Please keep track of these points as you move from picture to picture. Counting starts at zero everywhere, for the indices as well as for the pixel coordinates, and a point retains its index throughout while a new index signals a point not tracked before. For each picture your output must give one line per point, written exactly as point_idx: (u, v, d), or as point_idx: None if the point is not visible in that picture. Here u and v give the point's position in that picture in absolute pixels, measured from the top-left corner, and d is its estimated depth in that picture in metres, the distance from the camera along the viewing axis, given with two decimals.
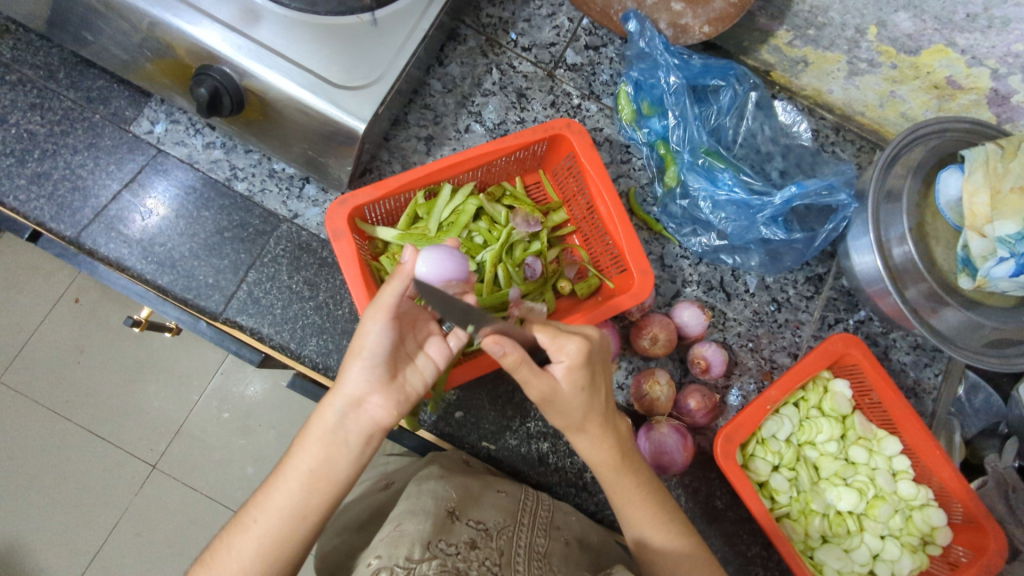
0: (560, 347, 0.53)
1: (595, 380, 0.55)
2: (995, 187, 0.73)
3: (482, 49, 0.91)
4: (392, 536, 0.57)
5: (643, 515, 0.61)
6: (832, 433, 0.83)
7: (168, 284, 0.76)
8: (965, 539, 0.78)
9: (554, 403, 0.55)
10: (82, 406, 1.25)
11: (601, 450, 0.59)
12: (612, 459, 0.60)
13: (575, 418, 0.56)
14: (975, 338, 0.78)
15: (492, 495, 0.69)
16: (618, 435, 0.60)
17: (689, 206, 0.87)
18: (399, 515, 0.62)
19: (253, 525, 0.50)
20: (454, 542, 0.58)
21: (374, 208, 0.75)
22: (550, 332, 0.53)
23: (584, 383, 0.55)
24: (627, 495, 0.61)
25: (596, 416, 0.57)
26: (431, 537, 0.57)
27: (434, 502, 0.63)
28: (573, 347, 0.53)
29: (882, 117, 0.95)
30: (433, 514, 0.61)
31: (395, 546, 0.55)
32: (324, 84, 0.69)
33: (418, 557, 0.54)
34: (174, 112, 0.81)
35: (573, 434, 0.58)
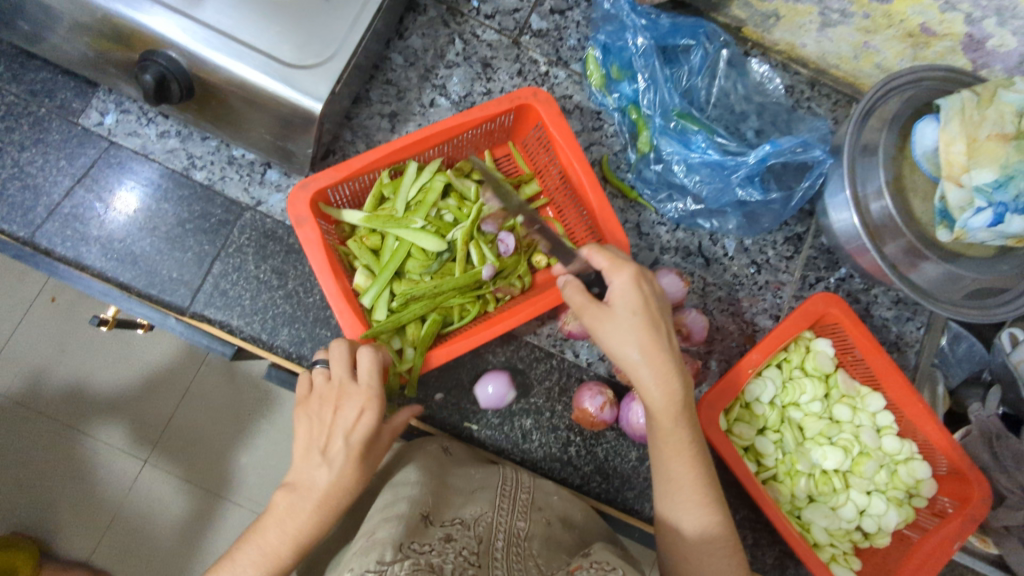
0: (617, 269, 0.62)
1: (654, 310, 0.60)
2: (972, 135, 0.71)
3: (443, 18, 0.87)
4: (364, 546, 0.55)
5: (687, 475, 0.59)
6: (816, 394, 0.83)
7: (130, 280, 0.73)
8: (949, 489, 0.79)
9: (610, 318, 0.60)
10: (68, 406, 1.23)
11: (666, 390, 0.58)
12: (673, 408, 0.59)
13: (635, 345, 0.59)
14: (956, 290, 0.77)
15: (469, 492, 0.68)
16: (687, 391, 0.60)
17: (663, 171, 0.86)
18: (373, 526, 0.60)
19: None
20: (427, 542, 0.56)
21: (337, 190, 0.72)
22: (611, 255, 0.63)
23: (641, 304, 0.60)
24: (676, 447, 0.60)
25: (651, 348, 0.59)
26: (404, 538, 0.55)
27: (408, 506, 0.61)
28: (624, 272, 0.62)
29: (857, 70, 0.92)
30: (405, 517, 0.59)
31: (365, 554, 0.53)
32: (278, 65, 0.66)
33: (390, 558, 0.51)
34: (124, 102, 0.78)
35: (634, 371, 0.59)
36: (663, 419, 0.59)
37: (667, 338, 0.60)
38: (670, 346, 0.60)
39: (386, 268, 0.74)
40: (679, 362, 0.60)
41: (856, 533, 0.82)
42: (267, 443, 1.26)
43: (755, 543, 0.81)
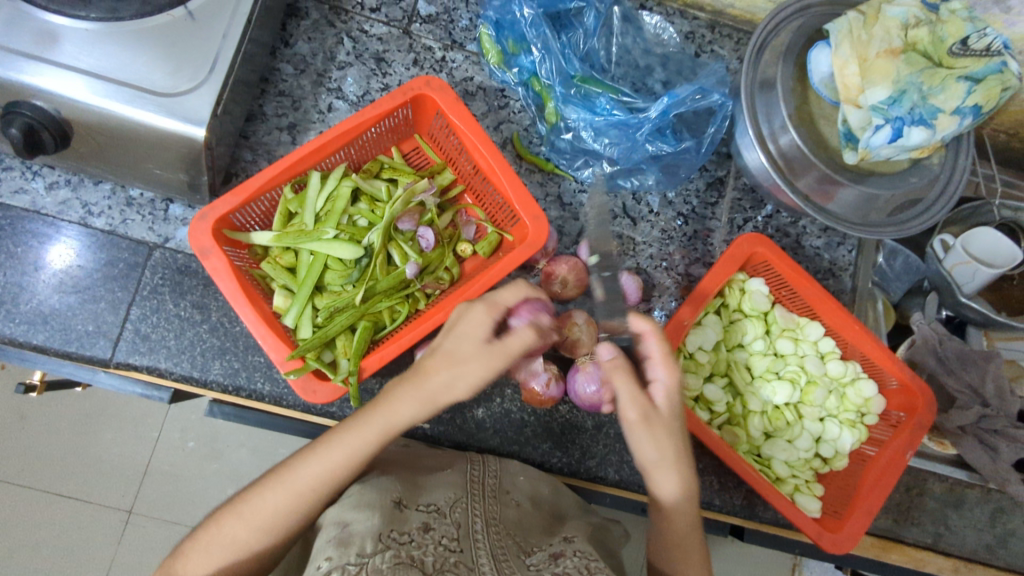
0: (667, 365, 0.63)
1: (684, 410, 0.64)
2: (862, 55, 0.71)
3: (327, 19, 0.85)
4: (341, 537, 0.56)
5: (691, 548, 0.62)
6: (758, 332, 0.84)
7: (44, 341, 0.71)
8: (899, 403, 0.81)
9: (658, 418, 0.62)
10: (32, 473, 1.20)
11: (676, 476, 0.61)
12: (681, 486, 0.62)
13: (660, 441, 0.61)
14: (872, 210, 0.78)
15: (437, 475, 0.69)
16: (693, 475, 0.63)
17: (574, 139, 0.85)
18: (344, 513, 0.60)
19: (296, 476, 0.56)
20: (407, 530, 0.58)
21: (242, 214, 0.71)
22: (664, 333, 0.64)
23: (674, 405, 0.63)
24: (682, 527, 0.62)
25: (676, 449, 0.62)
26: (383, 529, 0.56)
27: (379, 494, 0.61)
28: (669, 368, 0.63)
29: (752, 6, 0.92)
30: (379, 506, 0.60)
31: (345, 546, 0.54)
32: (146, 95, 0.63)
33: (372, 550, 0.53)
34: (3, 158, 0.74)
35: (653, 461, 0.61)
36: (664, 496, 0.61)
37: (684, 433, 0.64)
38: (684, 445, 0.63)
39: (304, 284, 0.73)
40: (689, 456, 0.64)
41: (816, 460, 0.83)
42: (249, 471, 1.25)
43: (722, 486, 0.83)
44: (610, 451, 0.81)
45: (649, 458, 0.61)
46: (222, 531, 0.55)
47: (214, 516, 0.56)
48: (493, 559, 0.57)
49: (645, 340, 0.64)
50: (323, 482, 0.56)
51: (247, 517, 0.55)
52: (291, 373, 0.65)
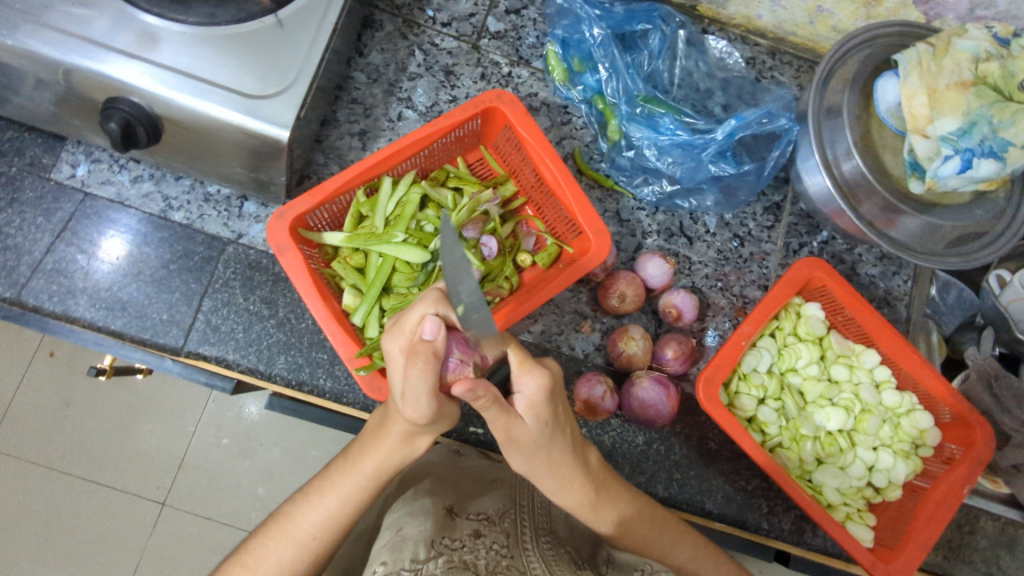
0: (530, 371, 0.53)
1: (559, 415, 0.56)
2: (932, 86, 0.72)
3: (400, 32, 0.88)
4: (395, 542, 0.57)
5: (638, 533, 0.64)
6: (812, 357, 0.84)
7: (121, 327, 0.74)
8: (954, 436, 0.80)
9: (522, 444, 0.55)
10: (78, 459, 1.23)
11: (573, 493, 0.60)
12: (585, 498, 0.60)
13: (547, 457, 0.57)
14: (935, 239, 0.78)
15: (485, 490, 0.71)
16: (587, 470, 0.60)
17: (636, 156, 0.87)
18: (396, 521, 0.62)
19: (294, 527, 0.58)
20: (458, 537, 0.59)
21: (316, 214, 0.73)
22: (522, 356, 0.53)
23: (549, 414, 0.55)
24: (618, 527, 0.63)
25: (561, 454, 0.57)
26: (434, 535, 0.58)
27: (432, 503, 0.64)
28: (535, 381, 0.53)
29: (815, 34, 0.93)
30: (432, 513, 0.62)
31: (399, 550, 0.55)
32: (238, 97, 0.66)
33: (424, 556, 0.54)
34: (93, 151, 0.78)
35: (541, 477, 0.59)
36: (588, 513, 0.61)
37: (568, 434, 0.58)
38: (570, 440, 0.58)
39: (373, 285, 0.75)
40: (576, 446, 0.59)
41: (867, 489, 0.83)
42: (281, 471, 1.26)
43: (770, 510, 0.82)
44: (660, 467, 0.81)
45: (562, 493, 0.60)
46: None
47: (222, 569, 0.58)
48: (543, 562, 0.58)
49: (528, 373, 0.53)
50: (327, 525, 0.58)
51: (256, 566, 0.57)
52: (361, 369, 0.67)
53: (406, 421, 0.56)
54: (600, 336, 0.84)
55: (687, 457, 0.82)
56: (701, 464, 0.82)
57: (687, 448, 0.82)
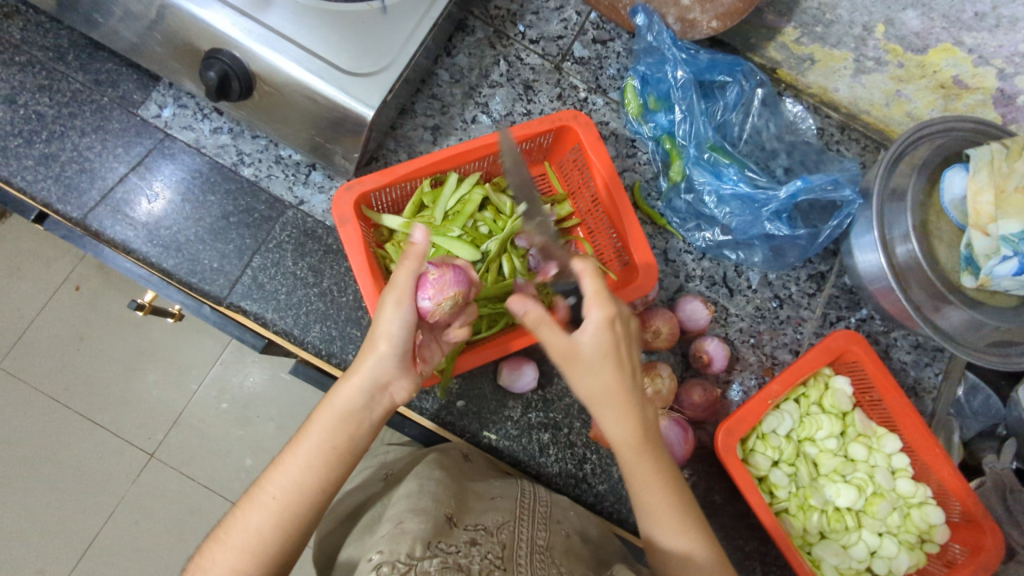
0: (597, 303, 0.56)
1: (624, 350, 0.57)
2: (1000, 186, 0.73)
3: (490, 40, 0.91)
4: (393, 533, 0.57)
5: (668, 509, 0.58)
6: (833, 430, 0.83)
7: (172, 267, 0.76)
8: (962, 538, 0.78)
9: (580, 363, 0.56)
10: (82, 392, 1.23)
11: (625, 432, 0.57)
12: (634, 444, 0.58)
13: (601, 385, 0.56)
14: (976, 337, 0.78)
15: (487, 500, 0.69)
16: (643, 418, 0.58)
17: (693, 200, 0.88)
18: (398, 515, 0.62)
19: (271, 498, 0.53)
20: (454, 543, 0.58)
21: (380, 196, 0.75)
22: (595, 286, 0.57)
23: (607, 349, 0.56)
24: (651, 485, 0.58)
25: (623, 393, 0.56)
26: (431, 537, 0.57)
27: (433, 504, 0.63)
28: (602, 310, 0.56)
29: (888, 117, 0.95)
30: (432, 515, 0.61)
31: (397, 543, 0.55)
32: (333, 70, 0.67)
33: (420, 554, 0.54)
34: (182, 96, 0.81)
35: (596, 410, 0.57)
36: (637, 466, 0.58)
37: (631, 373, 0.57)
38: (633, 384, 0.57)
39: None
40: (637, 392, 0.58)
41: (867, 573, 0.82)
42: (271, 446, 1.26)
43: None
44: None
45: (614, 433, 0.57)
46: (210, 562, 0.52)
47: (200, 552, 0.53)
48: None
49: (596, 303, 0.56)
50: (305, 483, 0.54)
51: (229, 540, 0.52)
52: None
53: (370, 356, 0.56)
54: None
55: None
56: (702, 515, 0.81)
57: (692, 496, 0.82)
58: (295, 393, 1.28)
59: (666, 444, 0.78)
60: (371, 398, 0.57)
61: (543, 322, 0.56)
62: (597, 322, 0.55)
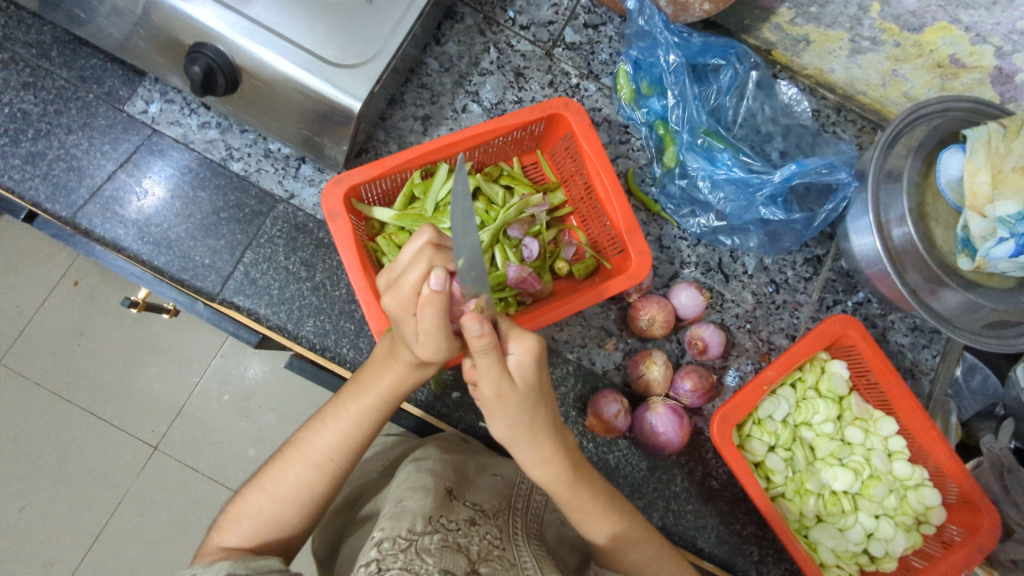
0: (516, 337, 0.50)
1: (545, 382, 0.54)
2: (996, 167, 0.71)
3: (479, 27, 0.90)
4: (394, 511, 0.57)
5: (602, 523, 0.60)
6: (829, 415, 0.83)
7: (163, 264, 0.75)
8: (958, 519, 0.79)
9: (510, 402, 0.51)
10: (82, 387, 1.23)
11: (548, 466, 0.56)
12: (562, 475, 0.57)
13: (523, 424, 0.53)
14: (973, 319, 0.77)
15: (487, 476, 0.69)
16: (566, 449, 0.58)
17: (687, 186, 0.87)
18: (398, 492, 0.61)
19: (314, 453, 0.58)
20: (455, 519, 0.58)
21: (369, 188, 0.75)
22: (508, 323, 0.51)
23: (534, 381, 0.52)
24: (581, 506, 0.59)
25: (544, 426, 0.55)
26: (433, 512, 0.57)
27: (433, 480, 0.63)
28: (530, 346, 0.51)
29: (884, 97, 0.93)
30: (432, 490, 0.61)
31: (398, 519, 0.55)
32: (319, 62, 0.66)
33: (420, 530, 0.54)
34: (168, 91, 0.80)
35: (518, 446, 0.55)
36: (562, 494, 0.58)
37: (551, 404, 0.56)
38: (551, 414, 0.56)
39: None
40: (554, 424, 0.56)
41: (863, 555, 0.82)
42: (274, 436, 1.27)
43: (761, 559, 0.82)
44: (658, 496, 0.81)
45: (541, 474, 0.57)
46: (254, 510, 0.57)
47: (242, 496, 0.59)
48: (536, 561, 0.57)
49: (516, 339, 0.50)
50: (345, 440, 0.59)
51: (275, 490, 0.57)
52: None
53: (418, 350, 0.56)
54: (622, 356, 0.85)
55: (687, 491, 0.82)
56: (699, 500, 0.82)
57: (688, 482, 0.82)
58: (295, 384, 1.29)
59: (662, 431, 0.79)
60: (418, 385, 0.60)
61: (493, 348, 0.47)
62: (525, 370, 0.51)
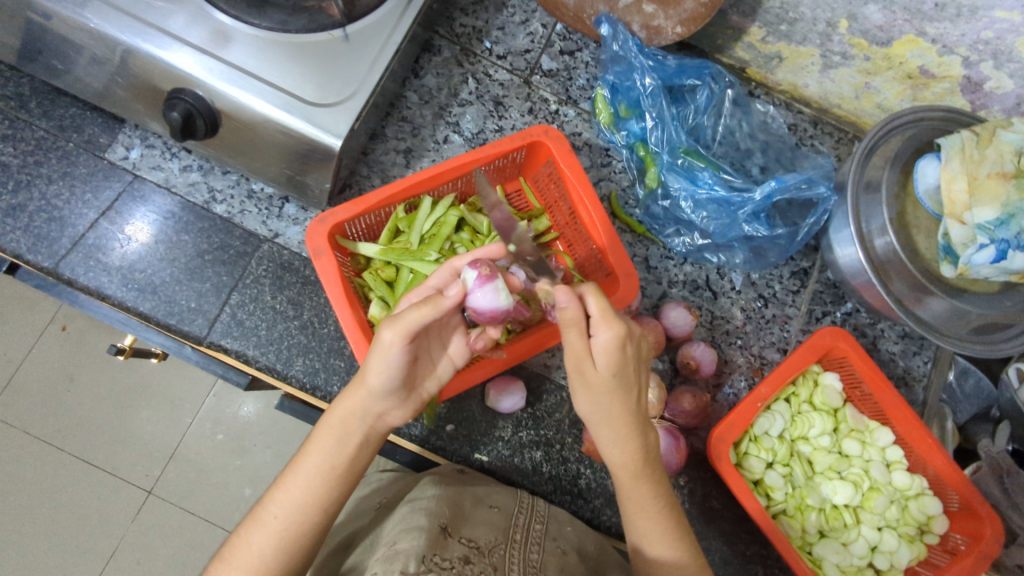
0: (607, 323, 0.53)
1: (631, 370, 0.55)
2: (972, 174, 0.72)
3: (457, 58, 0.91)
4: (387, 554, 0.56)
5: (659, 530, 0.60)
6: (825, 428, 0.83)
7: (149, 310, 0.75)
8: (961, 526, 0.78)
9: (591, 378, 0.55)
10: (72, 435, 1.21)
11: (624, 455, 0.58)
12: (632, 465, 0.59)
13: (606, 406, 0.56)
14: (961, 325, 0.78)
15: (483, 510, 0.68)
16: (644, 443, 0.59)
17: (671, 206, 0.88)
18: (392, 535, 0.60)
19: (273, 520, 0.54)
20: (449, 557, 0.57)
21: (353, 224, 0.75)
22: (602, 306, 0.53)
23: (619, 373, 0.55)
24: (642, 504, 0.60)
25: (625, 417, 0.57)
26: (427, 551, 0.56)
27: (427, 518, 0.62)
28: (610, 333, 0.53)
29: (859, 109, 0.95)
30: (427, 530, 0.60)
31: (391, 562, 0.54)
32: (297, 102, 0.66)
33: (414, 569, 0.53)
34: (148, 137, 0.81)
35: (597, 428, 0.58)
36: (626, 480, 0.60)
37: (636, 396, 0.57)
38: (635, 409, 0.57)
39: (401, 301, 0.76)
40: (640, 415, 0.58)
41: (869, 570, 0.81)
42: (270, 474, 1.25)
43: None
44: None
45: (614, 456, 0.59)
46: None
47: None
48: None
49: (605, 324, 0.53)
50: (306, 491, 0.55)
51: (232, 562, 0.53)
52: None
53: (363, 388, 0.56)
54: None
55: (688, 513, 0.81)
56: (701, 521, 0.81)
57: (689, 504, 0.81)
58: (289, 420, 1.27)
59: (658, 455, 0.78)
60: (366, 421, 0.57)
61: (576, 322, 0.54)
62: (610, 356, 0.53)
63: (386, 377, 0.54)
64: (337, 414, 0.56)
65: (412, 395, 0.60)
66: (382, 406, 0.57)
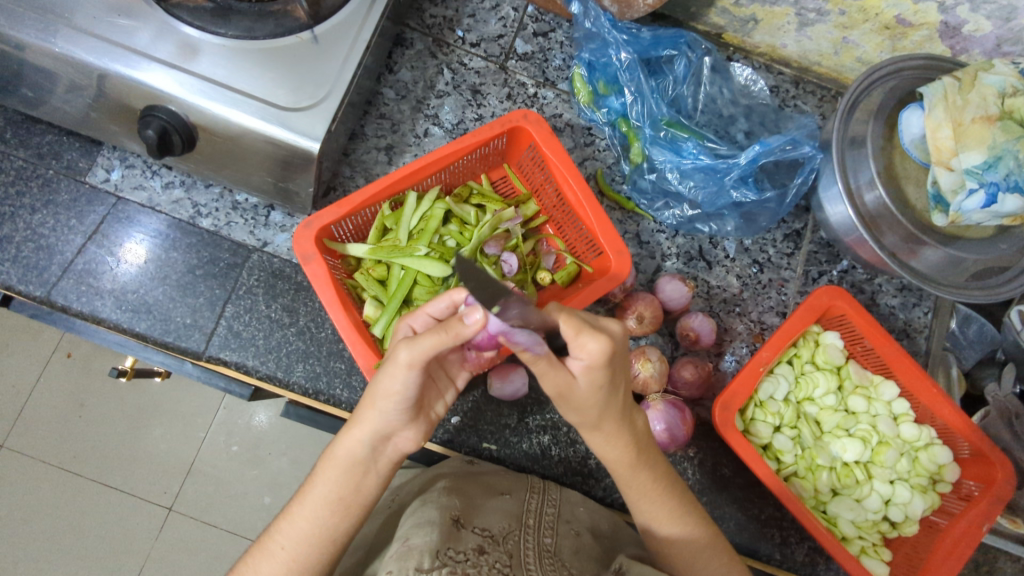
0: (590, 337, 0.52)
1: (615, 378, 0.55)
2: (957, 119, 0.71)
3: (430, 50, 0.90)
4: (401, 551, 0.56)
5: (663, 508, 0.63)
6: (830, 387, 0.83)
7: (145, 330, 0.75)
8: (974, 473, 0.78)
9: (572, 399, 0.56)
10: (86, 459, 1.22)
11: (619, 445, 0.61)
12: (627, 456, 0.62)
13: (595, 412, 0.57)
14: (958, 273, 0.78)
15: (496, 499, 0.68)
16: (632, 431, 0.62)
17: (657, 179, 0.88)
18: (405, 531, 0.61)
19: (279, 551, 0.55)
20: (463, 549, 0.58)
21: (340, 226, 0.75)
22: (575, 326, 0.51)
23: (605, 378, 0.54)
24: (641, 488, 0.63)
25: (613, 414, 0.59)
26: (440, 546, 0.57)
27: (439, 512, 0.62)
28: (596, 346, 0.51)
29: (840, 65, 0.94)
30: (439, 524, 0.60)
31: (405, 560, 0.54)
32: (272, 109, 0.66)
33: (428, 566, 0.53)
34: (128, 157, 0.80)
35: (588, 431, 0.61)
36: (623, 469, 0.63)
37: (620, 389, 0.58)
38: (619, 405, 0.59)
39: (394, 297, 0.76)
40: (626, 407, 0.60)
41: (884, 523, 0.82)
42: (289, 480, 1.26)
43: (783, 541, 0.81)
44: None
45: (609, 450, 0.62)
46: None
47: None
48: None
49: (583, 341, 0.51)
50: (310, 522, 0.56)
51: None
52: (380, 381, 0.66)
53: (370, 415, 0.55)
54: None
55: (700, 482, 0.81)
56: (714, 490, 0.81)
57: (700, 473, 0.82)
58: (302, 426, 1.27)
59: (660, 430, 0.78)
60: (374, 447, 0.56)
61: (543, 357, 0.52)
62: (595, 367, 0.53)
63: (394, 400, 0.53)
64: (342, 444, 0.56)
65: (422, 414, 0.58)
66: (388, 426, 0.55)
